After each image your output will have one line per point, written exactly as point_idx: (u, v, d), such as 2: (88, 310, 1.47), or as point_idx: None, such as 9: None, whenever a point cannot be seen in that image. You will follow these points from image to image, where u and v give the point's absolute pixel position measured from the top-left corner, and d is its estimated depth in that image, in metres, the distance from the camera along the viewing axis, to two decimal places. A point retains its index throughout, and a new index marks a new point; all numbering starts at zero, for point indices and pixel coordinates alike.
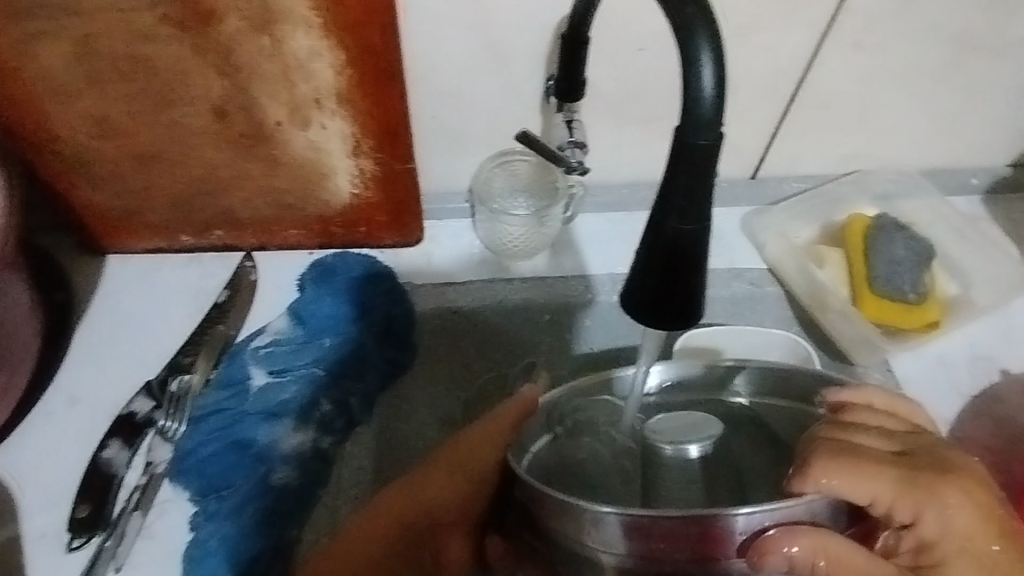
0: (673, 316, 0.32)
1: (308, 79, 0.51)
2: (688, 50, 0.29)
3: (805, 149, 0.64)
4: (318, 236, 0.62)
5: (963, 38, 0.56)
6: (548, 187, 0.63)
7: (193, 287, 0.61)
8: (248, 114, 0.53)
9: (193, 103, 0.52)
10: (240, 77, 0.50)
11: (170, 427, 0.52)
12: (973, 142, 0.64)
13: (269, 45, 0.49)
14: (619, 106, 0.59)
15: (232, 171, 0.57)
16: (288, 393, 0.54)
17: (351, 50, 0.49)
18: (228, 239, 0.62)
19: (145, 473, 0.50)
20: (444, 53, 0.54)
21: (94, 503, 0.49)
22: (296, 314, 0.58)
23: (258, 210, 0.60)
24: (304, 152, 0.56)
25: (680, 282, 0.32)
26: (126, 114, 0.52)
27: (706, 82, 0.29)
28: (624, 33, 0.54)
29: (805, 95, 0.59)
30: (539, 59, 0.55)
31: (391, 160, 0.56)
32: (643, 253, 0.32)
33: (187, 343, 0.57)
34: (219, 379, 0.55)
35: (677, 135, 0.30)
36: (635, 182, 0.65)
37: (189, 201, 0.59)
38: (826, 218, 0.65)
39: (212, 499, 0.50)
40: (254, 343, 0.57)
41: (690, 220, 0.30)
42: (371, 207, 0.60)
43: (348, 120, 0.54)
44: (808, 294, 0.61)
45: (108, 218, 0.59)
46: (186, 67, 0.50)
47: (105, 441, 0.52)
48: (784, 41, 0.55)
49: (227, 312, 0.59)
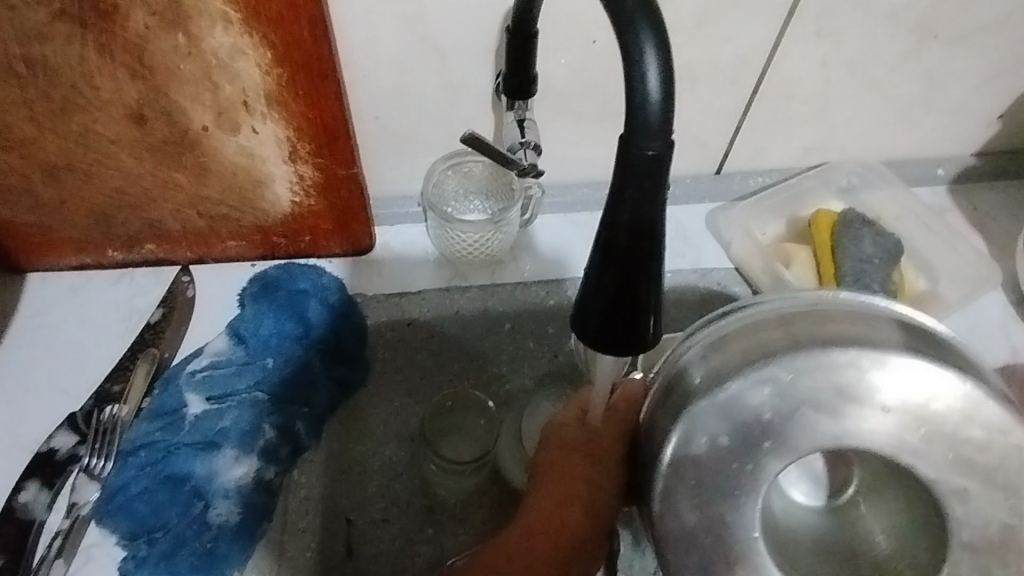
0: (630, 341, 0.29)
1: (233, 80, 0.47)
2: (630, 48, 0.26)
3: (768, 142, 0.61)
4: (259, 247, 0.58)
5: (926, 26, 0.54)
6: (504, 188, 0.60)
7: (123, 307, 0.57)
8: (169, 118, 0.48)
9: (106, 107, 0.47)
10: (156, 78, 0.46)
11: (95, 464, 0.48)
12: (938, 132, 0.63)
13: (185, 44, 0.44)
14: (574, 103, 0.55)
15: (157, 181, 0.52)
16: (227, 420, 0.49)
17: (278, 47, 0.45)
18: (160, 253, 0.58)
19: (68, 516, 0.46)
20: (384, 49, 0.50)
21: (9, 554, 0.45)
22: (235, 333, 0.54)
23: (191, 221, 0.55)
24: (236, 159, 0.51)
25: (635, 304, 0.29)
26: (30, 121, 0.47)
27: (651, 84, 0.26)
28: (574, 26, 0.50)
29: (766, 86, 0.56)
30: (487, 54, 0.51)
31: (331, 165, 0.53)
32: (595, 269, 0.29)
33: (114, 370, 0.52)
34: (152, 408, 0.50)
35: (621, 142, 0.27)
36: (596, 181, 0.62)
37: (112, 214, 0.54)
38: (792, 214, 0.63)
39: (142, 542, 0.46)
40: (189, 366, 0.52)
41: (643, 235, 0.27)
42: (314, 215, 0.56)
43: (281, 123, 0.50)
44: (776, 295, 0.59)
45: (24, 235, 0.54)
46: (93, 68, 0.45)
47: (22, 483, 0.47)
48: (743, 31, 0.52)
49: (161, 334, 0.54)
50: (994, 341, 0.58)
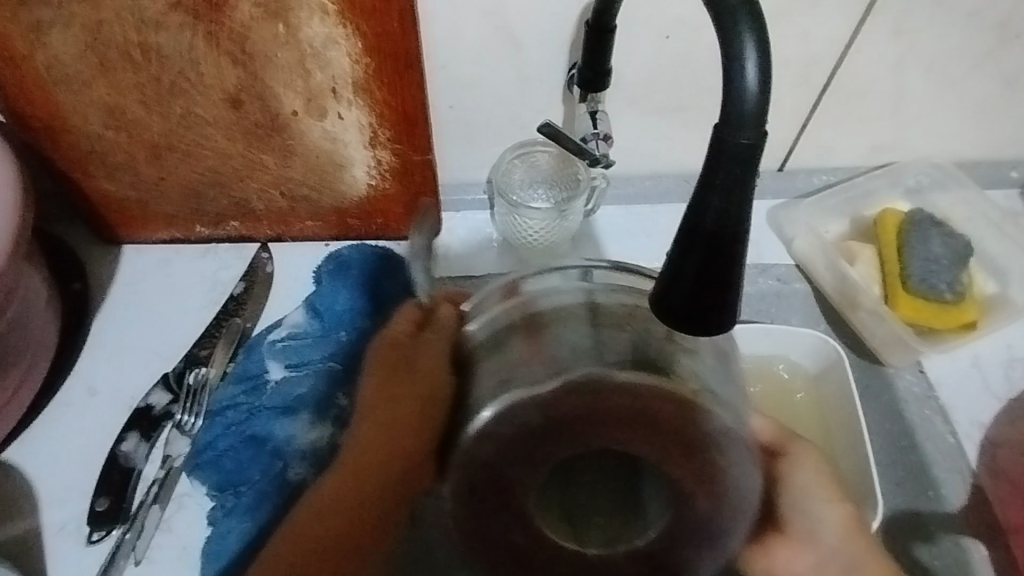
0: (709, 324, 0.31)
1: (324, 68, 0.50)
2: (731, 46, 0.27)
3: (836, 141, 0.61)
4: (335, 227, 0.61)
5: (1007, 25, 0.53)
6: (569, 179, 0.62)
7: (209, 279, 0.61)
8: (263, 103, 0.52)
9: (208, 92, 0.51)
10: (255, 65, 0.49)
11: (187, 421, 0.52)
12: (1012, 134, 0.62)
13: (284, 33, 0.48)
14: (643, 96, 0.57)
15: (247, 162, 0.56)
16: (304, 387, 0.53)
17: (368, 37, 0.48)
18: (244, 230, 0.61)
19: (164, 467, 0.50)
20: (463, 40, 0.52)
21: (112, 496, 0.49)
22: (312, 307, 0.57)
23: (274, 201, 0.59)
24: (320, 142, 0.55)
25: (716, 291, 0.30)
26: (139, 102, 0.51)
27: (748, 79, 0.27)
28: (649, 21, 0.51)
29: (838, 83, 0.56)
30: (563, 46, 0.53)
31: (408, 151, 0.55)
32: (676, 256, 0.30)
33: (203, 336, 0.56)
34: (236, 372, 0.54)
35: (714, 133, 0.28)
36: (659, 174, 0.64)
37: (204, 191, 0.58)
38: (857, 212, 0.63)
39: (229, 494, 0.49)
40: (270, 336, 0.56)
41: (729, 223, 0.29)
42: (388, 199, 0.59)
43: (365, 110, 0.52)
44: (838, 292, 0.59)
45: (123, 208, 0.59)
46: (199, 55, 0.49)
47: (123, 434, 0.52)
48: (816, 26, 0.52)
49: (244, 304, 0.58)
50: None
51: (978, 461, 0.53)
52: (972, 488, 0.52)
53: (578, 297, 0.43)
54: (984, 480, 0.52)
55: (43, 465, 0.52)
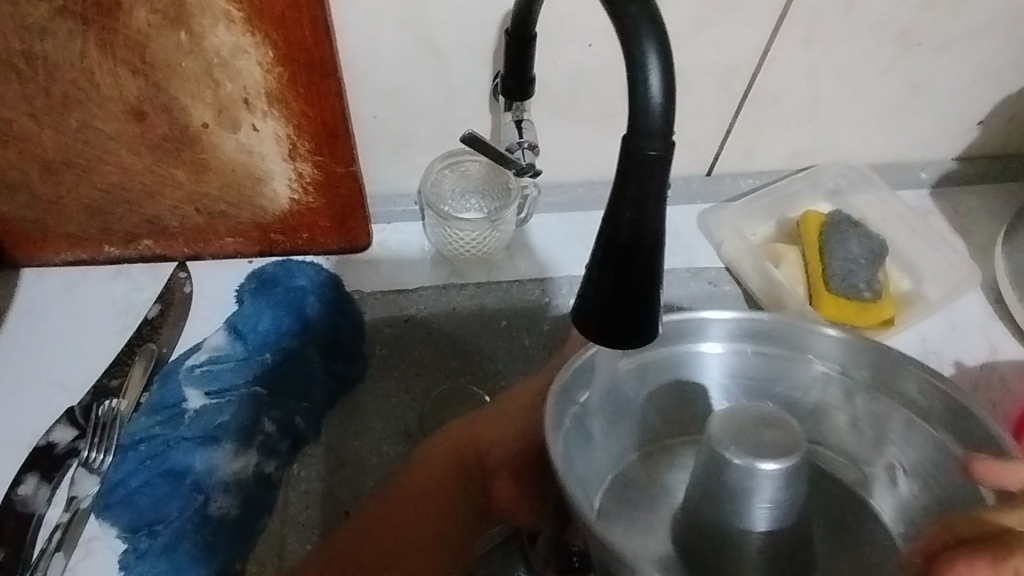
0: (630, 337, 0.30)
1: (234, 78, 0.47)
2: (634, 55, 0.27)
3: (758, 146, 0.63)
4: (257, 244, 0.59)
5: (908, 34, 0.56)
6: (501, 188, 0.61)
7: (120, 302, 0.57)
8: (169, 115, 0.49)
9: (108, 104, 0.48)
10: (158, 75, 0.46)
11: (94, 458, 0.48)
12: (920, 137, 0.65)
13: (188, 42, 0.45)
14: (569, 104, 0.57)
15: (156, 177, 0.52)
16: (225, 415, 0.50)
17: (279, 45, 0.46)
18: (158, 250, 0.58)
19: (68, 510, 0.46)
20: (384, 49, 0.51)
21: (8, 547, 0.45)
22: (233, 329, 0.54)
23: (189, 218, 0.56)
24: (235, 156, 0.52)
25: (633, 303, 0.30)
26: (29, 116, 0.47)
27: (653, 90, 0.27)
28: (570, 29, 0.51)
29: (757, 90, 0.58)
30: (486, 54, 0.52)
31: (331, 163, 0.53)
32: (595, 269, 0.30)
33: (113, 365, 0.53)
34: (151, 402, 0.50)
35: (624, 145, 0.28)
36: (590, 181, 0.64)
37: (110, 210, 0.54)
38: (783, 214, 0.65)
39: (143, 535, 0.46)
40: (188, 361, 0.53)
41: (643, 232, 0.28)
42: (312, 213, 0.57)
43: (282, 121, 0.50)
44: (766, 294, 0.60)
45: (20, 230, 0.54)
46: (95, 65, 0.45)
47: (20, 477, 0.47)
48: (732, 35, 0.53)
49: (158, 329, 0.55)
50: (973, 338, 0.60)
51: None
52: None
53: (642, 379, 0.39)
54: None
55: None
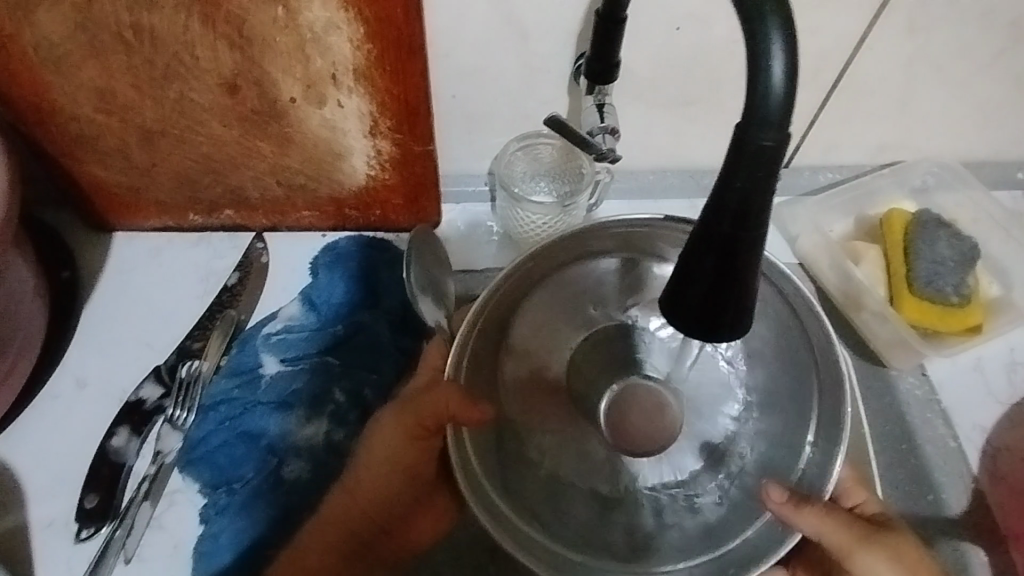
0: (724, 328, 0.30)
1: (324, 53, 0.48)
2: (757, 41, 0.26)
3: (844, 138, 0.60)
4: (332, 217, 0.60)
5: (1022, 24, 0.52)
6: (573, 173, 0.61)
7: (202, 268, 0.59)
8: (260, 89, 0.50)
9: (203, 76, 0.49)
10: (252, 49, 0.47)
11: (178, 416, 0.50)
12: (1021, 135, 0.61)
13: (282, 17, 0.46)
14: (651, 89, 0.55)
15: (241, 148, 0.54)
16: (299, 382, 0.52)
17: (370, 22, 0.46)
18: (238, 219, 0.60)
19: (155, 462, 0.49)
20: (468, 28, 0.51)
21: (102, 493, 0.48)
22: (308, 299, 0.56)
23: (270, 189, 0.57)
24: (318, 131, 0.53)
25: (730, 295, 0.29)
26: (131, 86, 0.49)
27: (775, 78, 0.26)
28: (659, 12, 0.50)
29: (848, 80, 0.55)
30: (571, 35, 0.51)
31: (410, 141, 0.54)
32: (691, 257, 0.29)
33: (195, 328, 0.55)
34: (230, 365, 0.52)
35: (738, 133, 0.27)
36: (664, 168, 0.62)
37: (197, 178, 0.56)
38: (862, 211, 0.63)
39: (222, 491, 0.48)
40: (265, 328, 0.54)
41: (747, 224, 0.28)
42: (387, 189, 0.58)
43: (366, 98, 0.51)
44: (841, 292, 0.59)
45: (114, 194, 0.57)
46: (194, 38, 0.47)
47: (113, 429, 0.50)
48: (828, 22, 0.51)
49: (238, 296, 0.57)
50: None
51: (978, 465, 0.53)
52: (971, 492, 0.52)
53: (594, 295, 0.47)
54: (984, 484, 0.52)
55: (30, 458, 0.50)
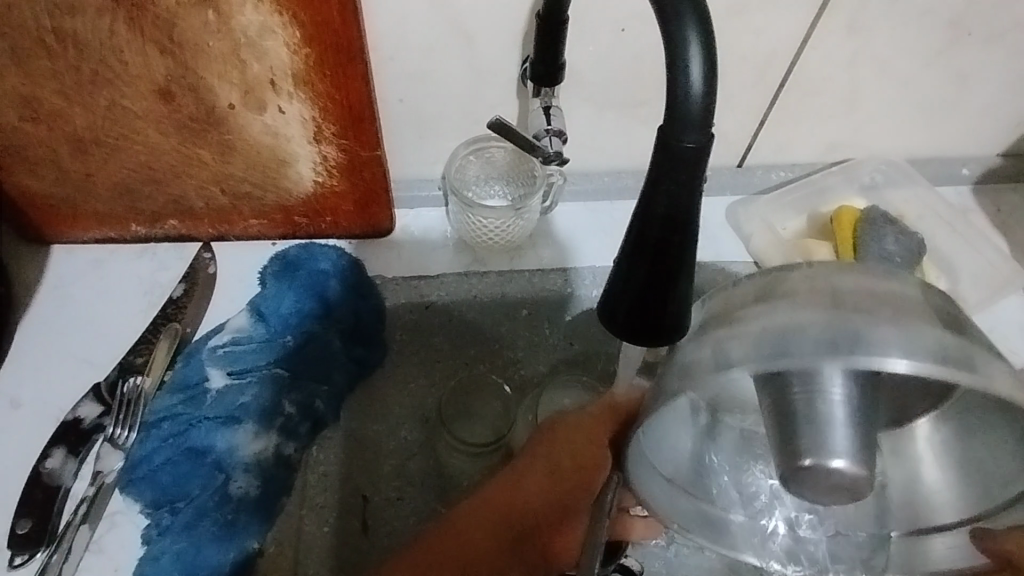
0: (660, 334, 0.29)
1: (261, 58, 0.47)
2: (675, 41, 0.26)
3: (793, 137, 0.61)
4: (281, 226, 0.59)
5: (959, 24, 0.53)
6: (526, 176, 0.60)
7: (146, 281, 0.57)
8: (197, 95, 0.49)
9: (136, 83, 0.48)
10: (186, 55, 0.46)
11: (119, 435, 0.48)
12: (963, 133, 0.62)
13: (215, 21, 0.44)
14: (599, 92, 0.55)
15: (181, 157, 0.53)
16: (247, 396, 0.50)
17: (307, 26, 0.45)
18: (183, 229, 0.58)
19: (94, 483, 0.47)
20: (411, 30, 0.50)
21: (36, 517, 0.46)
22: (256, 310, 0.54)
23: (215, 198, 0.56)
24: (261, 137, 0.52)
25: (666, 299, 0.29)
26: (60, 94, 0.48)
27: (694, 79, 0.26)
28: (602, 15, 0.50)
29: (794, 80, 0.56)
30: (515, 38, 0.51)
31: (356, 147, 0.53)
32: (624, 261, 0.29)
33: (138, 342, 0.53)
34: (174, 380, 0.51)
35: (661, 134, 0.27)
36: (618, 170, 0.62)
37: (136, 188, 0.54)
38: (815, 210, 0.63)
39: (165, 511, 0.46)
40: (212, 341, 0.53)
41: (675, 227, 0.27)
42: (336, 196, 0.56)
43: (308, 103, 0.50)
44: None
45: (50, 206, 0.55)
46: (123, 44, 0.45)
47: (48, 450, 0.48)
48: (770, 22, 0.51)
49: (183, 308, 0.55)
50: (1011, 343, 0.59)
51: None
52: None
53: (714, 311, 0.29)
54: None
55: None
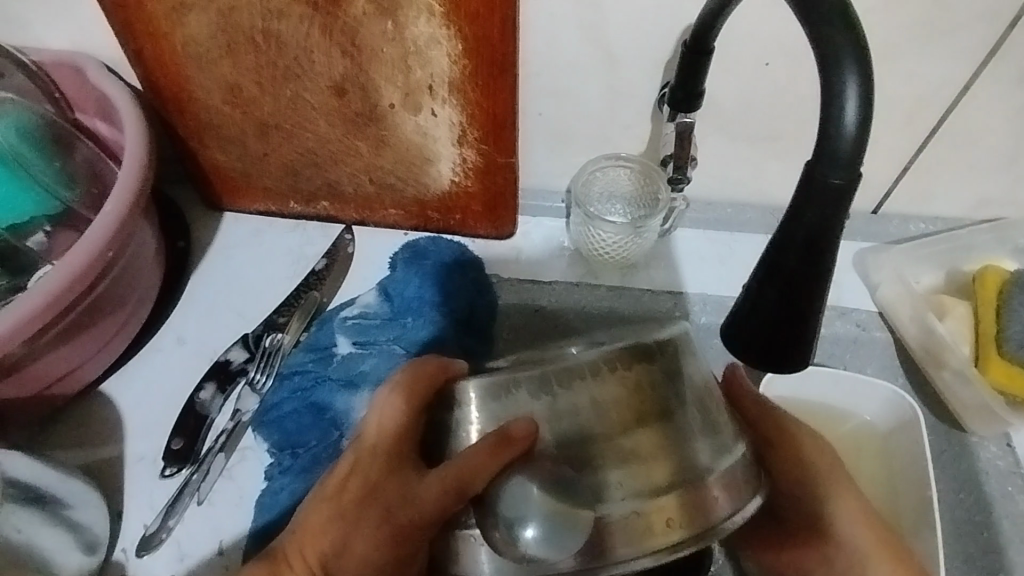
0: (782, 353, 0.34)
1: (425, 65, 0.52)
2: (832, 80, 0.27)
3: (939, 188, 0.58)
4: (415, 218, 0.64)
5: None
6: (650, 198, 0.62)
7: (295, 252, 0.65)
8: (365, 93, 0.55)
9: (316, 79, 0.55)
10: (362, 57, 0.52)
11: (259, 379, 0.55)
12: None
13: (392, 29, 0.50)
14: (734, 123, 0.56)
15: (341, 146, 0.59)
16: (366, 364, 0.55)
17: (469, 40, 0.50)
18: (332, 211, 0.65)
19: (232, 419, 0.54)
20: (562, 51, 0.53)
21: (187, 437, 0.53)
22: (384, 290, 0.60)
23: (363, 186, 0.62)
24: (412, 136, 0.57)
25: (791, 324, 0.33)
26: (255, 84, 0.56)
27: (848, 115, 0.27)
28: (748, 48, 0.51)
29: (947, 128, 0.53)
30: (659, 64, 0.53)
31: (493, 152, 0.57)
32: (755, 286, 0.33)
33: (284, 303, 0.60)
34: (308, 341, 0.57)
35: (807, 169, 0.29)
36: (742, 202, 0.62)
37: (300, 171, 0.62)
38: (955, 266, 0.59)
39: (287, 454, 0.52)
40: (343, 312, 0.59)
41: (809, 263, 0.30)
42: (468, 196, 0.61)
43: (458, 109, 0.55)
44: (922, 346, 0.56)
45: (229, 177, 0.64)
46: (312, 44, 0.52)
47: (202, 383, 0.55)
48: (928, 64, 0.49)
49: (323, 280, 0.62)
50: None
51: None
52: None
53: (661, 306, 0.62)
54: None
55: (132, 399, 0.56)
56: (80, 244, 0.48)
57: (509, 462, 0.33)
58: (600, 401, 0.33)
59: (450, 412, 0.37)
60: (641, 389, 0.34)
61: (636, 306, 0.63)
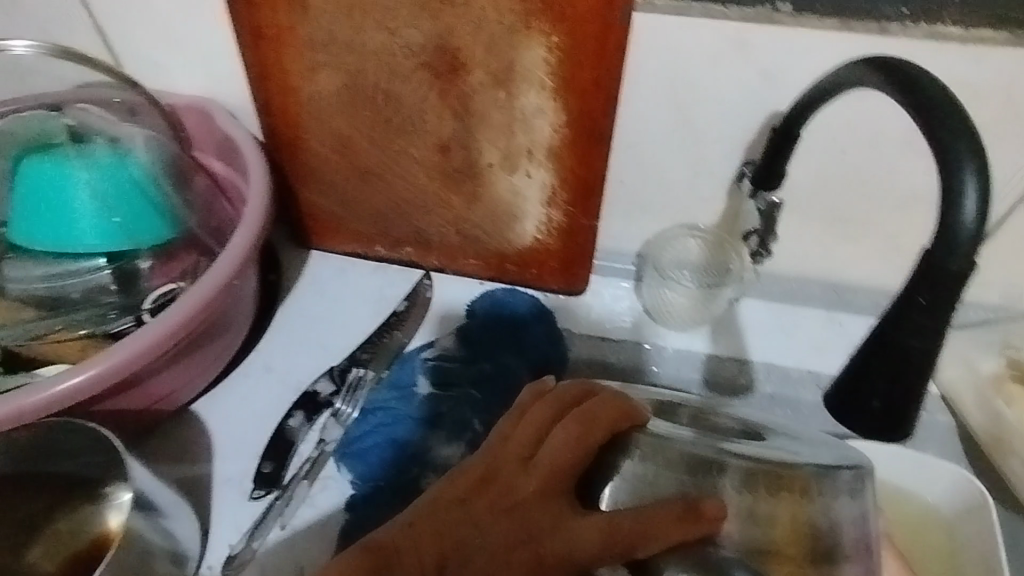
0: (891, 418, 0.36)
1: (527, 132, 0.57)
2: (952, 179, 0.31)
3: (999, 279, 0.61)
4: (492, 269, 0.68)
5: None
6: (719, 267, 0.65)
7: (377, 293, 0.68)
8: (466, 153, 0.59)
9: (424, 137, 0.59)
10: (471, 121, 0.57)
11: (343, 411, 0.58)
12: None
13: (503, 99, 0.55)
14: (806, 205, 0.59)
15: (435, 198, 0.64)
16: (446, 405, 0.58)
17: (573, 113, 0.54)
18: (414, 256, 0.69)
19: (317, 448, 0.56)
20: (653, 129, 0.58)
21: (275, 462, 0.55)
22: (464, 336, 0.63)
23: (448, 235, 0.66)
24: (504, 193, 0.61)
25: (901, 389, 0.35)
26: (366, 136, 0.61)
27: (966, 211, 0.31)
28: (828, 138, 0.55)
29: (1010, 224, 0.57)
30: (741, 147, 0.57)
31: (579, 215, 0.61)
32: (864, 357, 0.35)
33: (366, 340, 0.63)
34: (389, 378, 0.60)
35: (924, 255, 0.32)
36: (805, 278, 0.65)
37: (392, 217, 0.66)
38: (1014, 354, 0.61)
39: (369, 486, 0.54)
40: (424, 353, 0.61)
41: (920, 337, 0.33)
42: (548, 253, 0.65)
43: (552, 173, 0.59)
44: (986, 432, 0.58)
45: (324, 218, 0.68)
46: (427, 106, 0.57)
47: (291, 411, 0.58)
48: (999, 166, 0.53)
49: (405, 321, 0.65)
50: None
51: None
52: None
53: (727, 371, 0.65)
54: None
55: (221, 421, 0.58)
56: (211, 272, 0.51)
57: (689, 538, 0.33)
58: (765, 515, 0.34)
59: (620, 463, 0.37)
60: (814, 521, 0.34)
61: (702, 369, 0.65)
